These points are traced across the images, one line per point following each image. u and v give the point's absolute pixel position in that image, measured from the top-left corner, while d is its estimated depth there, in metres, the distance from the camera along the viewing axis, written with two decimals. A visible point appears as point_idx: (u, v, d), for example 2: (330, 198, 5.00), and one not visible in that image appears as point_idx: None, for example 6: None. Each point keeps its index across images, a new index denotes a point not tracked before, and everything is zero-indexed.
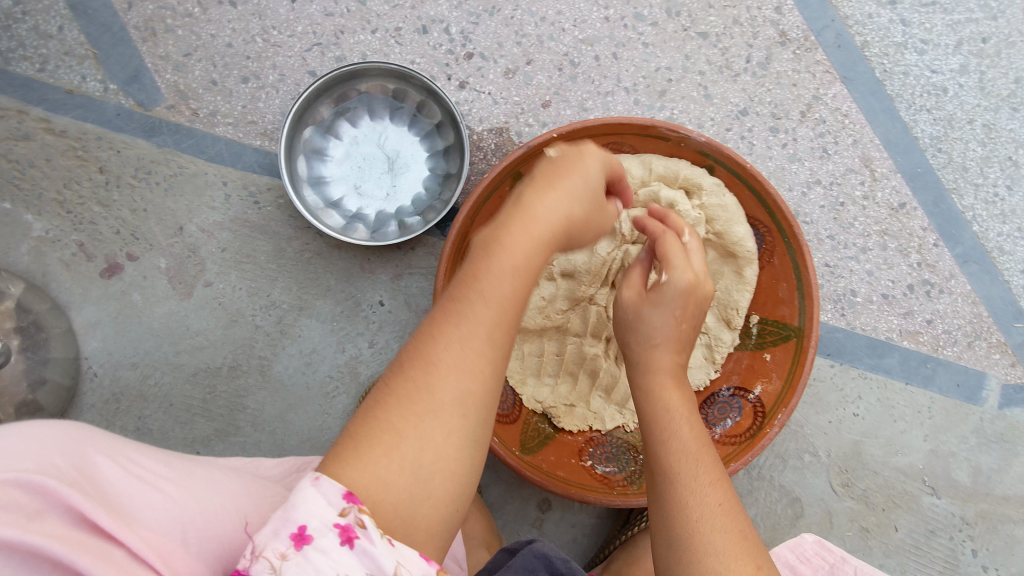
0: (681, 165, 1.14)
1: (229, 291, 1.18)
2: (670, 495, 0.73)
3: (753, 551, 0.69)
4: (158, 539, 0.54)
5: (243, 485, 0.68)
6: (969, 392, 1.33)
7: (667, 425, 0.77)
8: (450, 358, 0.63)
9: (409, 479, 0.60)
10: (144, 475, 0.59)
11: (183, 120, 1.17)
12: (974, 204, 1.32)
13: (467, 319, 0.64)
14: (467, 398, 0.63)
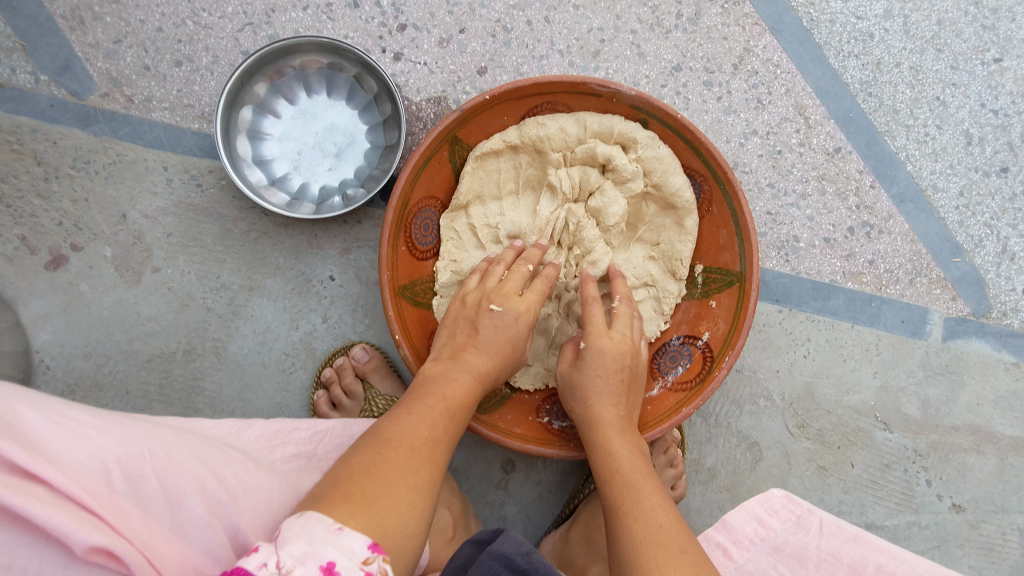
0: (615, 120, 1.15)
1: (178, 276, 1.23)
2: (620, 525, 0.80)
3: (696, 561, 0.74)
4: (81, 478, 0.60)
5: (167, 435, 0.74)
6: (914, 327, 1.37)
7: (612, 468, 0.87)
8: (408, 439, 0.76)
9: (396, 518, 0.66)
10: (69, 424, 0.64)
11: (117, 108, 1.22)
12: (906, 144, 1.37)
13: (415, 415, 0.80)
14: (427, 474, 0.74)
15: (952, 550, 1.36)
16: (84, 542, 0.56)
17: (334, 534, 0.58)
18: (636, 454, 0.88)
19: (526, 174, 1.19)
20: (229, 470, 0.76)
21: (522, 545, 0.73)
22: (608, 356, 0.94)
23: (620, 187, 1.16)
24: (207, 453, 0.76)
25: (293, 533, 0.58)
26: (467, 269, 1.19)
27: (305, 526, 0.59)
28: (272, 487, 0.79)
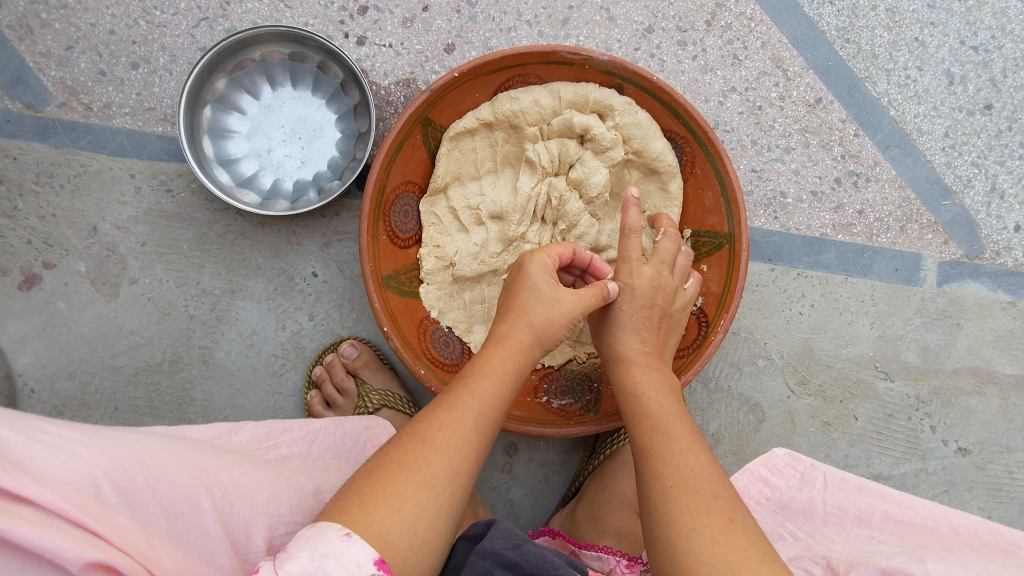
0: (589, 88, 1.12)
1: (156, 285, 1.21)
2: (648, 471, 0.78)
3: (724, 507, 0.71)
4: (69, 495, 0.57)
5: (155, 442, 0.70)
6: (908, 275, 1.35)
7: (645, 415, 0.84)
8: (418, 436, 0.72)
9: (394, 525, 0.63)
10: (50, 438, 0.60)
11: (76, 117, 1.20)
12: (888, 89, 1.35)
13: (432, 410, 0.75)
14: (443, 469, 0.70)
15: (961, 494, 1.35)
16: (80, 560, 0.53)
17: (339, 545, 0.57)
18: (663, 396, 0.86)
19: (504, 152, 1.17)
20: (222, 471, 0.73)
21: (511, 539, 0.76)
22: (635, 290, 0.93)
23: (600, 157, 1.13)
24: (198, 456, 0.72)
25: (297, 546, 0.57)
26: (452, 254, 1.16)
27: (311, 538, 0.58)
28: (269, 486, 0.77)
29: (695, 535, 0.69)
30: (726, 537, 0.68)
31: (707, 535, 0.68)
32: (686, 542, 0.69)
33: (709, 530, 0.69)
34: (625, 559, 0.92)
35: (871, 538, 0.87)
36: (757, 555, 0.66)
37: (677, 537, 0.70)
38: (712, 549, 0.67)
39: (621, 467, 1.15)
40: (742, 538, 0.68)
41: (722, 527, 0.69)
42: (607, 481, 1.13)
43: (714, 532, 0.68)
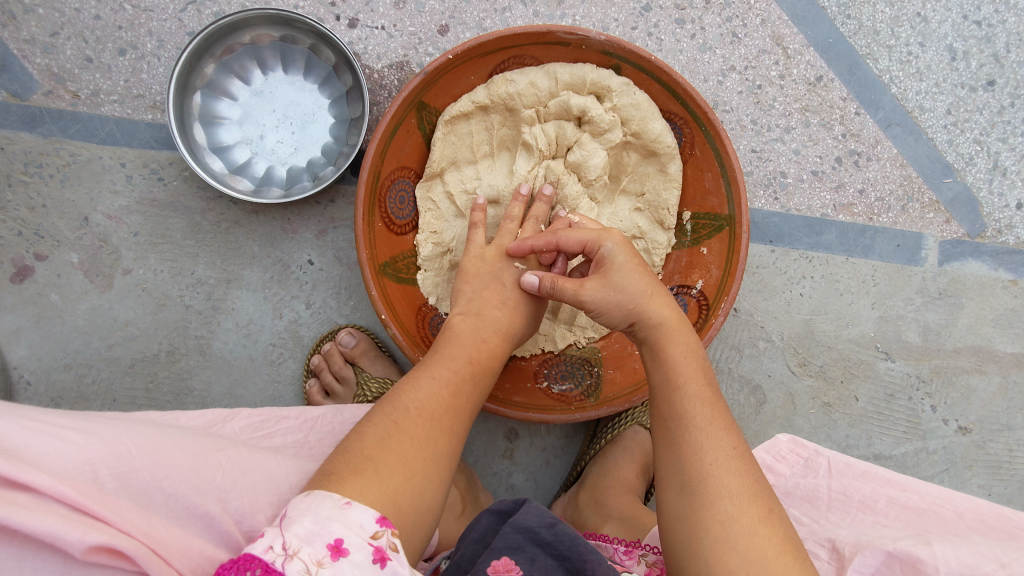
0: (586, 69, 1.10)
1: (151, 276, 1.19)
2: (687, 442, 0.77)
3: (763, 497, 0.72)
4: (68, 480, 0.54)
5: (150, 429, 0.67)
6: (909, 254, 1.34)
7: (684, 377, 0.81)
8: (426, 408, 0.75)
9: (408, 493, 0.66)
10: (43, 426, 0.57)
11: (64, 106, 1.18)
12: (889, 66, 1.33)
13: (437, 380, 0.79)
14: (446, 444, 0.74)
15: (961, 472, 1.35)
16: (82, 543, 0.50)
17: (342, 510, 0.58)
18: (695, 361, 0.83)
19: (500, 135, 1.15)
20: (221, 454, 0.70)
21: (545, 517, 0.79)
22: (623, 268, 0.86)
23: (598, 139, 1.11)
24: (196, 442, 0.69)
25: (299, 512, 0.58)
26: (449, 239, 1.15)
27: (312, 504, 0.58)
28: (273, 466, 0.74)
29: (733, 523, 0.70)
30: (763, 528, 0.70)
31: (744, 524, 0.70)
32: (722, 529, 0.70)
33: (748, 518, 0.71)
34: (623, 547, 0.91)
35: (876, 523, 0.87)
36: (791, 551, 0.69)
37: (713, 521, 0.71)
38: (749, 539, 0.69)
39: (622, 452, 1.16)
40: (778, 531, 0.70)
41: (761, 517, 0.71)
42: (608, 466, 1.13)
43: (753, 523, 0.70)
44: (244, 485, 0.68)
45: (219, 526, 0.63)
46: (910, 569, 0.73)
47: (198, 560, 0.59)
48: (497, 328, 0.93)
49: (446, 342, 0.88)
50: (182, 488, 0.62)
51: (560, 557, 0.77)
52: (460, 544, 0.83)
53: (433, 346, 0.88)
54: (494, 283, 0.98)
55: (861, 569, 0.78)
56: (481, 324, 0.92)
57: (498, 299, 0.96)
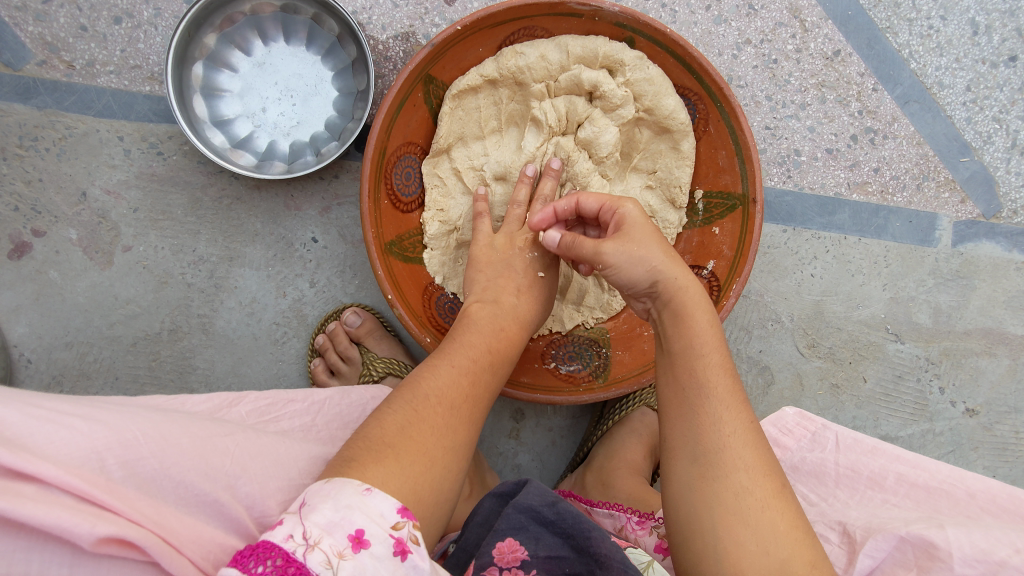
0: (599, 42, 1.06)
1: (151, 253, 1.17)
2: (703, 409, 0.74)
3: (777, 470, 0.71)
4: (74, 470, 0.53)
5: (155, 415, 0.66)
6: (922, 235, 1.32)
7: (704, 344, 0.77)
8: (445, 397, 0.73)
9: (427, 483, 0.64)
10: (46, 414, 0.56)
11: (59, 76, 1.14)
12: (909, 41, 1.29)
13: (456, 369, 0.78)
14: (465, 435, 0.73)
15: (967, 454, 1.34)
16: (91, 535, 0.49)
17: (362, 497, 0.57)
18: (717, 331, 0.78)
19: (508, 110, 1.12)
20: (228, 440, 0.68)
21: (547, 496, 0.78)
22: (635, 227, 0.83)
23: (609, 116, 1.08)
24: (203, 427, 0.68)
25: (318, 500, 0.56)
26: (456, 218, 1.12)
27: (331, 491, 0.57)
28: (281, 452, 0.72)
29: (747, 496, 0.69)
30: (776, 502, 0.69)
31: (758, 498, 0.69)
32: (735, 500, 0.69)
33: (762, 492, 0.69)
34: (637, 515, 0.91)
35: (885, 503, 0.86)
36: (801, 527, 0.68)
37: (725, 493, 0.69)
38: (762, 513, 0.68)
39: (630, 433, 1.15)
40: (789, 507, 0.69)
41: (774, 491, 0.70)
42: (615, 447, 1.13)
43: (766, 496, 0.69)
44: (253, 471, 0.67)
45: (229, 513, 0.62)
46: (924, 554, 0.72)
47: (209, 547, 0.58)
48: (515, 315, 0.92)
49: (462, 329, 0.87)
50: (191, 475, 0.61)
51: (565, 534, 0.76)
52: (464, 528, 0.82)
53: (449, 335, 0.87)
54: (508, 271, 0.97)
55: (873, 554, 0.76)
56: (499, 312, 0.91)
57: (514, 287, 0.95)
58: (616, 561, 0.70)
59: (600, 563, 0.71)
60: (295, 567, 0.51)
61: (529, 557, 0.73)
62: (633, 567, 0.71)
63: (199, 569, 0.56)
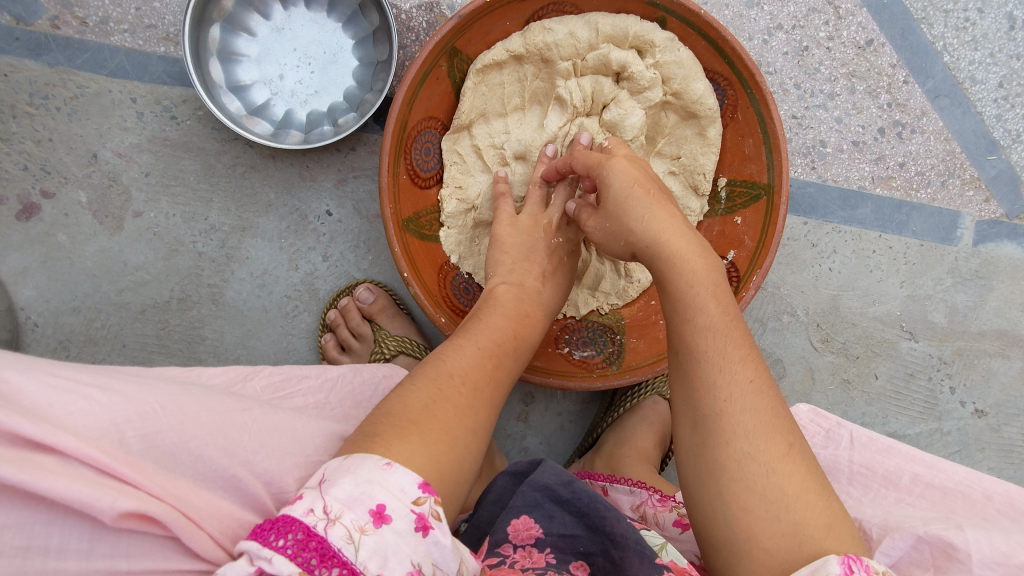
0: (629, 21, 1.02)
1: (162, 219, 1.15)
2: (698, 376, 0.70)
3: (783, 431, 0.66)
4: (93, 442, 0.51)
5: (173, 387, 0.64)
6: (944, 233, 1.30)
7: (692, 304, 0.73)
8: (469, 378, 0.72)
9: (451, 463, 0.62)
10: (64, 383, 0.54)
11: (71, 33, 1.11)
12: (944, 33, 1.26)
13: (482, 350, 0.77)
14: (489, 417, 0.72)
15: (973, 454, 1.33)
16: (112, 510, 0.48)
17: (383, 472, 0.55)
18: (707, 288, 0.73)
19: (533, 87, 1.09)
20: (246, 415, 0.66)
21: (563, 475, 0.76)
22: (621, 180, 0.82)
23: (636, 98, 1.06)
24: (220, 401, 0.66)
25: (337, 474, 0.55)
26: (474, 196, 1.10)
27: (352, 466, 0.56)
28: (297, 429, 0.70)
29: (750, 461, 0.65)
30: (783, 466, 0.65)
31: (762, 462, 0.65)
32: (738, 468, 0.65)
33: (766, 456, 0.65)
34: (657, 493, 0.90)
35: (899, 501, 0.86)
36: (813, 488, 0.64)
37: (728, 461, 0.66)
38: (767, 478, 0.64)
39: (640, 421, 1.15)
40: (800, 468, 0.65)
41: (781, 454, 0.65)
42: (626, 435, 1.12)
43: (770, 461, 0.65)
44: (271, 447, 0.65)
45: (247, 489, 0.60)
46: (942, 554, 0.71)
47: (228, 522, 0.56)
48: (538, 299, 0.92)
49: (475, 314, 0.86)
50: (209, 450, 0.59)
51: (580, 513, 0.73)
52: (478, 506, 0.80)
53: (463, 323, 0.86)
54: (521, 252, 0.96)
55: (889, 552, 0.75)
56: (523, 294, 0.90)
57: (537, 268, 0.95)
58: (632, 540, 0.68)
59: (616, 542, 0.69)
60: (317, 541, 0.49)
61: (544, 535, 0.71)
62: (650, 548, 0.68)
63: (219, 544, 0.55)
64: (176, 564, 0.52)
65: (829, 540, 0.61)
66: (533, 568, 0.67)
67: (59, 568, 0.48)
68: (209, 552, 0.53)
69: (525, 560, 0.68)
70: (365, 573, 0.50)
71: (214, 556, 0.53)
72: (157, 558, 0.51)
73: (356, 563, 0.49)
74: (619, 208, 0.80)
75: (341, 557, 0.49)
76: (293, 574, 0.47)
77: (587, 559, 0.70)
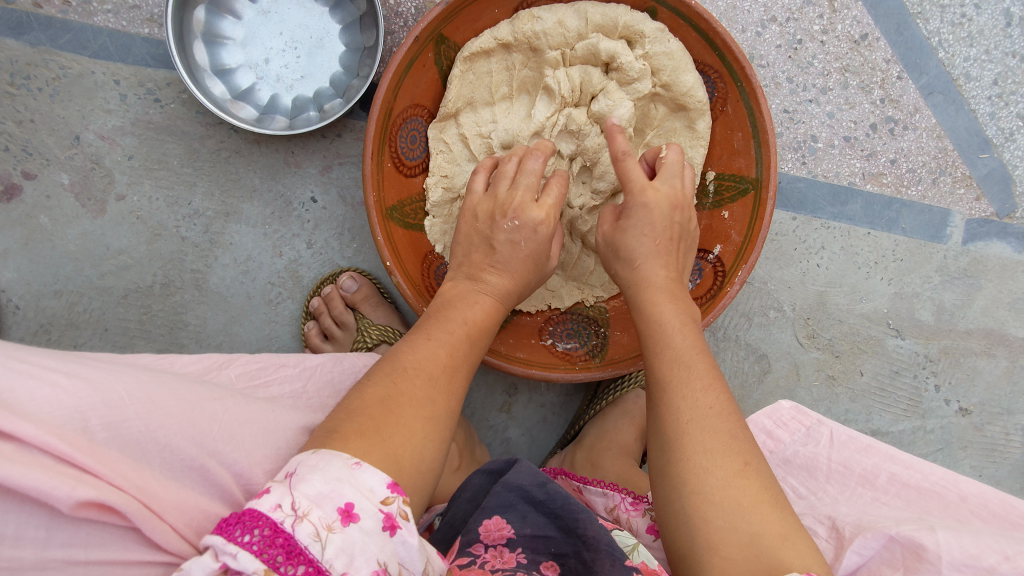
0: (619, 11, 1.01)
1: (145, 203, 1.14)
2: (664, 400, 0.72)
3: (742, 449, 0.67)
4: (55, 430, 0.51)
5: (144, 374, 0.64)
6: (933, 231, 1.30)
7: (666, 334, 0.76)
8: (424, 367, 0.69)
9: (408, 454, 0.61)
10: (29, 369, 0.54)
11: (53, 12, 1.09)
12: (939, 28, 1.25)
13: (434, 341, 0.73)
14: (447, 404, 0.69)
15: (955, 452, 1.34)
16: (70, 499, 0.48)
17: (351, 471, 0.55)
18: (684, 325, 0.78)
19: (521, 76, 1.07)
20: (218, 405, 0.66)
21: (538, 476, 0.75)
22: (654, 213, 0.83)
23: (625, 88, 1.04)
24: (192, 390, 0.66)
25: (306, 469, 0.54)
26: (461, 185, 1.09)
27: (320, 462, 0.55)
28: (269, 419, 0.70)
29: (708, 475, 0.66)
30: (738, 480, 0.66)
31: (719, 477, 0.66)
32: (697, 482, 0.66)
33: (724, 471, 0.66)
34: (630, 496, 0.89)
35: (875, 500, 0.86)
36: (768, 500, 0.65)
37: (687, 476, 0.67)
38: (724, 491, 0.65)
39: (622, 415, 1.14)
40: (755, 482, 0.66)
41: (737, 470, 0.66)
42: (607, 428, 1.12)
43: (727, 474, 0.66)
44: (241, 438, 0.65)
45: (215, 479, 0.60)
46: (912, 554, 0.71)
47: (193, 515, 0.56)
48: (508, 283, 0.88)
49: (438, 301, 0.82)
50: (177, 440, 0.59)
51: (553, 515, 0.73)
52: (452, 502, 0.80)
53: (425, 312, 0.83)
54: None
55: (860, 551, 0.76)
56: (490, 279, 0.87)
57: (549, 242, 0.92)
58: (603, 543, 0.69)
59: (587, 545, 0.69)
60: (283, 538, 0.49)
61: (515, 535, 0.71)
62: (621, 550, 0.69)
63: (183, 536, 0.55)
64: (137, 555, 0.52)
65: (784, 552, 0.61)
66: (504, 569, 0.67)
67: (16, 556, 0.48)
68: (171, 544, 0.53)
69: (495, 560, 0.68)
70: (331, 570, 0.50)
71: (176, 548, 0.53)
72: (117, 549, 0.51)
73: (322, 561, 0.50)
74: (620, 233, 0.86)
75: (308, 555, 0.49)
76: (259, 571, 0.48)
77: (559, 560, 0.71)
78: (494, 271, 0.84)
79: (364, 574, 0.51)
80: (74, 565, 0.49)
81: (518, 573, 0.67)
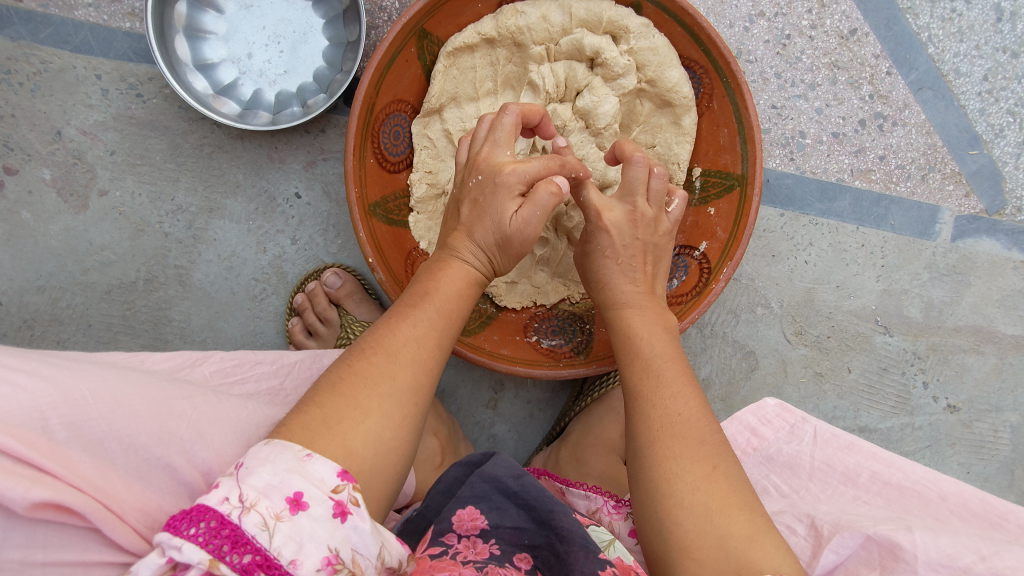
0: (603, 6, 1.01)
1: (128, 199, 1.14)
2: (637, 412, 0.74)
3: (710, 452, 0.68)
4: (14, 429, 0.51)
5: (110, 372, 0.64)
6: (922, 228, 1.29)
7: (637, 349, 0.79)
8: (382, 345, 0.68)
9: (360, 435, 0.60)
10: None
11: (33, 6, 1.09)
12: (930, 23, 1.24)
13: (397, 318, 0.71)
14: (407, 379, 0.66)
15: (943, 449, 1.33)
16: (25, 500, 0.48)
17: (302, 463, 0.55)
18: (660, 337, 0.80)
19: (505, 72, 1.07)
20: (186, 403, 0.66)
21: (513, 468, 0.75)
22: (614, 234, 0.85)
23: (610, 84, 1.04)
24: (159, 388, 0.66)
25: (256, 460, 0.54)
26: (445, 181, 1.09)
27: (269, 453, 0.55)
28: (239, 416, 0.69)
29: (677, 480, 0.66)
30: (707, 484, 0.66)
31: (688, 480, 0.66)
32: (668, 485, 0.67)
33: (692, 475, 0.66)
34: (613, 499, 0.89)
35: (856, 498, 0.86)
36: (737, 504, 0.64)
37: (657, 480, 0.68)
38: (693, 494, 0.65)
39: (608, 412, 1.13)
40: (724, 486, 0.65)
41: (705, 473, 0.66)
42: (592, 423, 1.11)
43: (695, 478, 0.66)
44: (209, 436, 0.65)
45: (182, 478, 0.61)
46: (888, 554, 0.71)
47: (156, 515, 0.57)
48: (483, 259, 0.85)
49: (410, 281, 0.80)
50: (142, 438, 0.59)
51: (527, 506, 0.73)
52: (427, 494, 0.80)
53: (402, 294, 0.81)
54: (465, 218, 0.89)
55: (838, 550, 0.75)
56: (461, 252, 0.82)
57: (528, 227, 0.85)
58: (578, 535, 0.69)
59: (561, 537, 0.69)
60: (229, 529, 0.49)
61: (490, 527, 0.71)
62: (595, 544, 0.69)
63: (142, 536, 0.55)
64: (98, 556, 0.52)
65: (754, 550, 0.60)
66: (475, 560, 0.67)
67: None
68: (132, 544, 0.53)
69: (468, 551, 0.68)
70: (278, 558, 0.49)
71: (137, 548, 0.54)
72: (77, 550, 0.51)
73: (269, 549, 0.49)
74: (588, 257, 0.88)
75: (255, 544, 0.49)
76: (203, 562, 0.48)
77: (533, 552, 0.71)
78: (464, 234, 0.80)
79: (314, 560, 0.51)
80: (31, 566, 0.49)
81: (490, 565, 0.67)
